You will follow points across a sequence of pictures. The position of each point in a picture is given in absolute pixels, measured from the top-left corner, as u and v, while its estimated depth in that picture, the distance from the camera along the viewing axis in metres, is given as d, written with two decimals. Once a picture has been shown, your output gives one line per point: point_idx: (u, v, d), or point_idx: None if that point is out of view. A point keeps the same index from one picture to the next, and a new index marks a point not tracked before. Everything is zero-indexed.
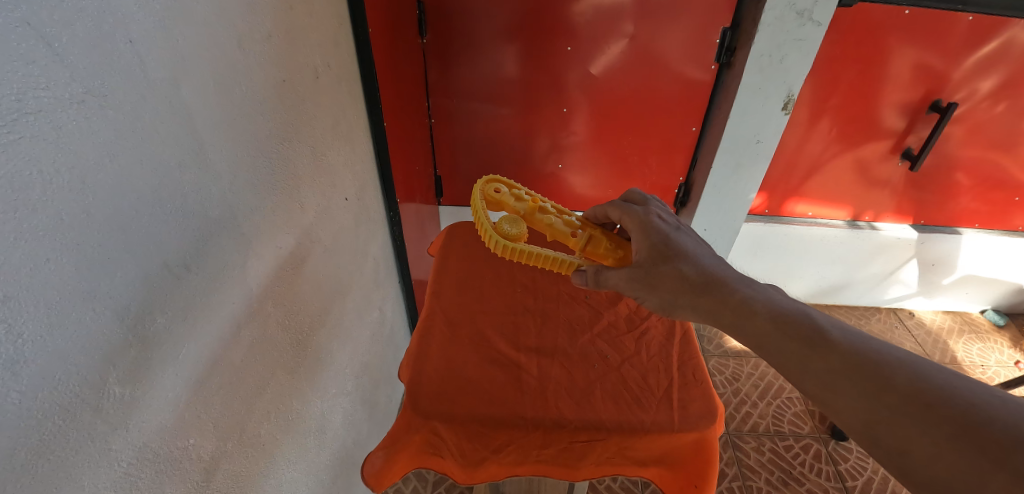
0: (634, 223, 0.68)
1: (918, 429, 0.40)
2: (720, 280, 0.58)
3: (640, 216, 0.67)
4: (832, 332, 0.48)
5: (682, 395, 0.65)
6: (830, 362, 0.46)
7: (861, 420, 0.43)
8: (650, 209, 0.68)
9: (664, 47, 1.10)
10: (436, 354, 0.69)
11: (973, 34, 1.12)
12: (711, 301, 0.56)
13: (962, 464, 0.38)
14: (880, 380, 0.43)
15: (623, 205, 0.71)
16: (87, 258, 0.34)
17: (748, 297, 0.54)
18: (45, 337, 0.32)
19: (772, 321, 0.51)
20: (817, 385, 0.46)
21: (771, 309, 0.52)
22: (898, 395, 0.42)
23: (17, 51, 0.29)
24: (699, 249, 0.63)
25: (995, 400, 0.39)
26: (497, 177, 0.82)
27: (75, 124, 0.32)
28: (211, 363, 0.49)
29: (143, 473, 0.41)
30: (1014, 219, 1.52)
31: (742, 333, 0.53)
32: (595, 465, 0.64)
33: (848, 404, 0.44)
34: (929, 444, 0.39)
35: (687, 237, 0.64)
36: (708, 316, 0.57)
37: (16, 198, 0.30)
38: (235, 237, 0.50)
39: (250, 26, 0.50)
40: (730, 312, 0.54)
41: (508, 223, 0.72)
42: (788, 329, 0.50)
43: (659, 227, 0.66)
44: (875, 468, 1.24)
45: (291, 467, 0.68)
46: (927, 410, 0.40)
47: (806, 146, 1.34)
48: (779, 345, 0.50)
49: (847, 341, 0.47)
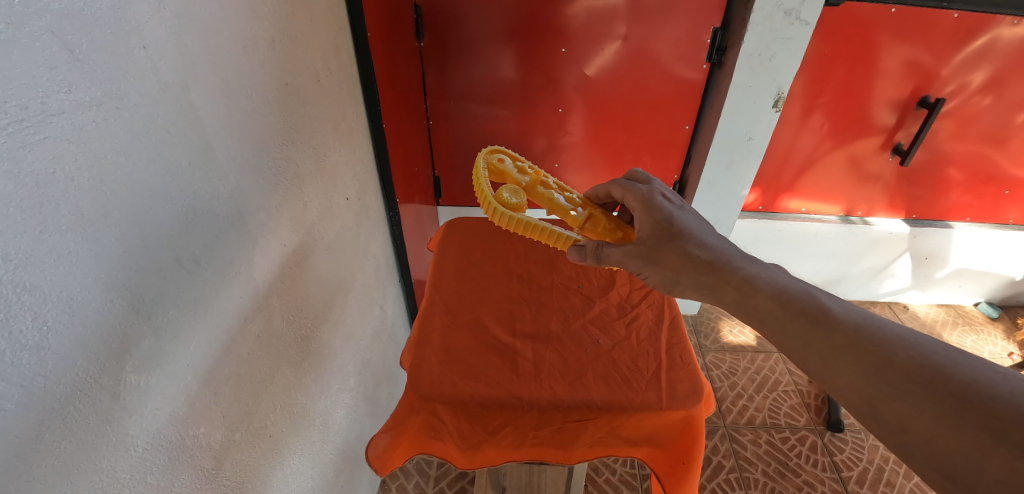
0: (636, 201, 0.69)
1: (918, 406, 0.42)
2: (720, 258, 0.60)
3: (644, 194, 0.68)
4: (834, 309, 0.51)
5: (670, 376, 0.67)
6: (831, 339, 0.48)
7: (863, 396, 0.45)
8: (653, 188, 0.70)
9: (656, 48, 1.12)
10: (436, 341, 0.71)
11: (960, 30, 1.15)
12: (714, 279, 0.59)
13: (963, 439, 0.39)
14: (884, 358, 0.45)
15: (626, 184, 0.72)
16: (104, 251, 0.36)
17: (750, 275, 0.57)
18: (67, 324, 0.34)
19: (773, 299, 0.54)
20: (819, 364, 0.49)
21: (774, 288, 0.55)
22: (900, 372, 0.44)
23: (40, 57, 0.31)
24: (701, 227, 0.64)
25: (998, 377, 0.41)
26: (501, 148, 0.83)
27: (95, 125, 0.35)
28: (219, 356, 0.51)
29: (158, 459, 0.44)
30: (1005, 213, 1.55)
31: (744, 310, 0.56)
32: (589, 445, 0.67)
33: (849, 381, 0.46)
34: (929, 420, 0.41)
35: (689, 216, 0.66)
36: (708, 293, 0.60)
37: (42, 194, 0.32)
38: (242, 235, 0.53)
39: (255, 32, 0.52)
40: (732, 291, 0.57)
41: (509, 192, 0.73)
42: (789, 306, 0.52)
43: (661, 205, 0.67)
44: (871, 458, 1.26)
45: (297, 459, 0.70)
46: (927, 387, 0.42)
47: (797, 143, 1.37)
48: (779, 320, 0.53)
49: (848, 319, 0.49)
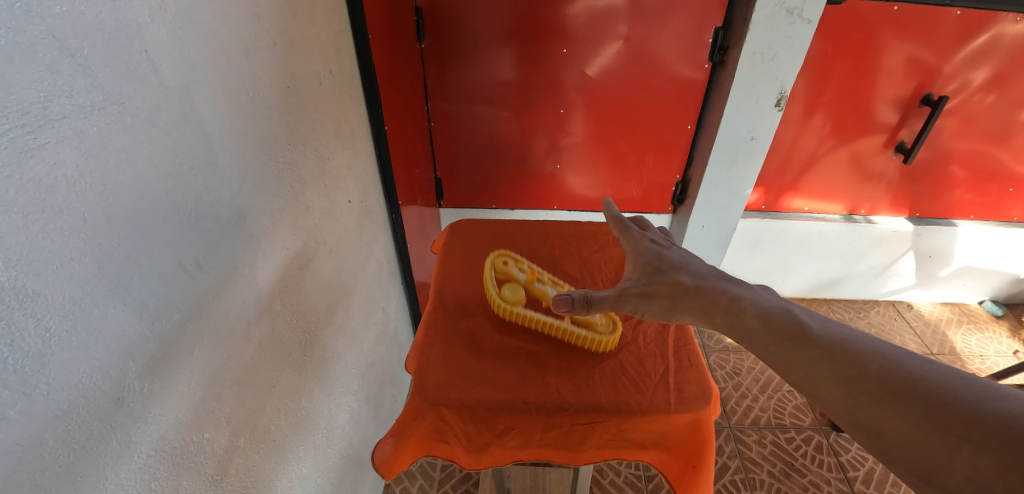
0: (628, 244, 0.71)
1: (888, 412, 0.40)
2: (708, 282, 0.59)
3: (634, 237, 0.70)
4: (810, 324, 0.49)
5: (679, 378, 0.67)
6: (809, 352, 0.47)
7: (841, 406, 0.43)
8: (645, 233, 0.72)
9: (657, 47, 1.12)
10: (441, 344, 0.70)
11: (961, 27, 1.14)
12: (702, 303, 0.57)
13: (930, 439, 0.38)
14: (855, 367, 0.44)
15: (620, 228, 0.74)
16: (108, 256, 0.36)
17: (736, 295, 0.55)
18: (70, 332, 0.34)
19: (759, 319, 0.52)
20: (799, 376, 0.47)
21: (759, 307, 0.52)
22: (871, 381, 0.42)
23: (41, 61, 0.31)
24: (691, 260, 0.64)
25: (963, 382, 0.39)
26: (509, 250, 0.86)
27: (97, 130, 0.34)
28: (222, 361, 0.50)
29: (161, 465, 0.43)
30: (1010, 210, 1.54)
31: (736, 331, 0.53)
32: (596, 448, 0.67)
33: (827, 391, 0.44)
34: (900, 426, 0.39)
35: (679, 252, 0.66)
36: (702, 317, 0.57)
37: (44, 199, 0.32)
38: (245, 239, 0.52)
39: (255, 35, 0.52)
40: (721, 311, 0.55)
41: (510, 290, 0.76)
42: (771, 323, 0.51)
43: (651, 245, 0.68)
44: (876, 458, 1.26)
45: (301, 464, 0.69)
46: (897, 393, 0.41)
47: (800, 142, 1.36)
48: (764, 340, 0.50)
49: (824, 332, 0.48)
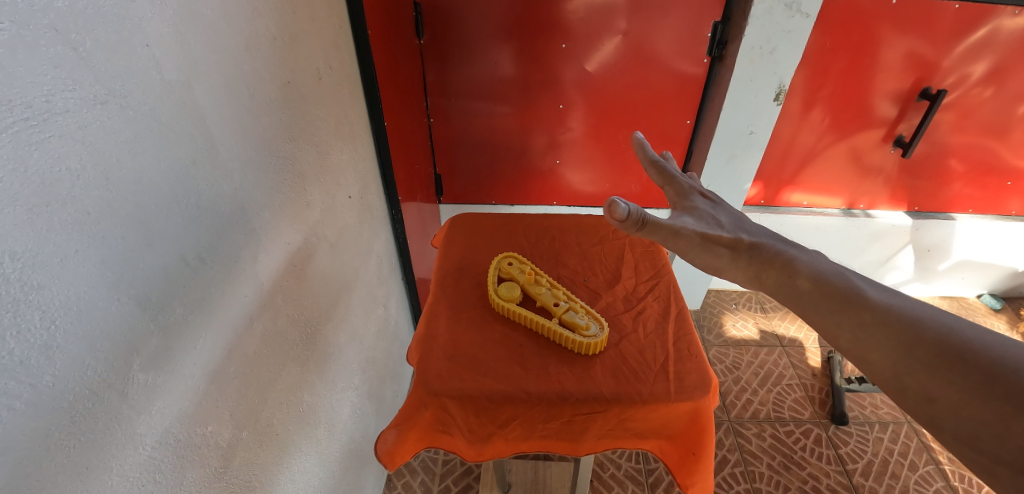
0: (676, 194, 0.69)
1: (945, 380, 0.39)
2: (765, 242, 0.58)
3: (684, 188, 0.69)
4: (869, 291, 0.48)
5: (678, 368, 0.67)
6: (862, 317, 0.46)
7: (892, 371, 0.43)
8: (692, 185, 0.70)
9: (656, 42, 1.12)
10: (443, 337, 0.71)
11: (961, 21, 1.14)
12: (756, 261, 0.57)
13: (983, 407, 0.37)
14: (913, 334, 0.42)
15: (666, 176, 0.71)
16: (110, 250, 0.36)
17: (791, 258, 0.55)
18: (75, 323, 0.34)
19: (812, 281, 0.51)
20: (851, 340, 0.46)
21: (814, 270, 0.52)
22: (928, 348, 0.41)
23: (44, 55, 0.31)
24: (742, 220, 0.63)
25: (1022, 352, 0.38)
26: (522, 255, 0.85)
27: (99, 123, 0.35)
28: (225, 355, 0.50)
29: (166, 457, 0.43)
30: (1009, 204, 1.54)
31: (782, 292, 0.53)
32: (597, 438, 0.67)
33: (880, 356, 0.44)
34: (955, 394, 0.38)
35: (728, 210, 0.65)
36: (754, 277, 0.57)
37: (48, 192, 0.32)
38: (247, 234, 0.52)
39: (255, 30, 0.52)
40: (775, 272, 0.54)
41: (509, 287, 0.75)
42: (824, 287, 0.50)
43: (700, 199, 0.67)
44: (875, 451, 1.26)
45: (304, 457, 0.70)
46: (956, 362, 0.39)
47: (799, 136, 1.37)
48: (814, 302, 0.50)
49: (882, 300, 0.47)
